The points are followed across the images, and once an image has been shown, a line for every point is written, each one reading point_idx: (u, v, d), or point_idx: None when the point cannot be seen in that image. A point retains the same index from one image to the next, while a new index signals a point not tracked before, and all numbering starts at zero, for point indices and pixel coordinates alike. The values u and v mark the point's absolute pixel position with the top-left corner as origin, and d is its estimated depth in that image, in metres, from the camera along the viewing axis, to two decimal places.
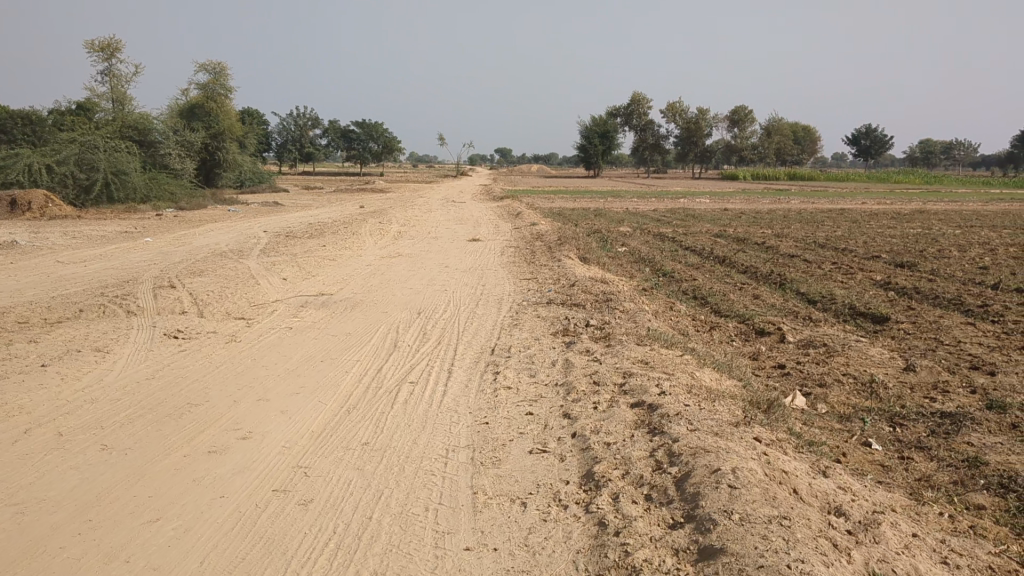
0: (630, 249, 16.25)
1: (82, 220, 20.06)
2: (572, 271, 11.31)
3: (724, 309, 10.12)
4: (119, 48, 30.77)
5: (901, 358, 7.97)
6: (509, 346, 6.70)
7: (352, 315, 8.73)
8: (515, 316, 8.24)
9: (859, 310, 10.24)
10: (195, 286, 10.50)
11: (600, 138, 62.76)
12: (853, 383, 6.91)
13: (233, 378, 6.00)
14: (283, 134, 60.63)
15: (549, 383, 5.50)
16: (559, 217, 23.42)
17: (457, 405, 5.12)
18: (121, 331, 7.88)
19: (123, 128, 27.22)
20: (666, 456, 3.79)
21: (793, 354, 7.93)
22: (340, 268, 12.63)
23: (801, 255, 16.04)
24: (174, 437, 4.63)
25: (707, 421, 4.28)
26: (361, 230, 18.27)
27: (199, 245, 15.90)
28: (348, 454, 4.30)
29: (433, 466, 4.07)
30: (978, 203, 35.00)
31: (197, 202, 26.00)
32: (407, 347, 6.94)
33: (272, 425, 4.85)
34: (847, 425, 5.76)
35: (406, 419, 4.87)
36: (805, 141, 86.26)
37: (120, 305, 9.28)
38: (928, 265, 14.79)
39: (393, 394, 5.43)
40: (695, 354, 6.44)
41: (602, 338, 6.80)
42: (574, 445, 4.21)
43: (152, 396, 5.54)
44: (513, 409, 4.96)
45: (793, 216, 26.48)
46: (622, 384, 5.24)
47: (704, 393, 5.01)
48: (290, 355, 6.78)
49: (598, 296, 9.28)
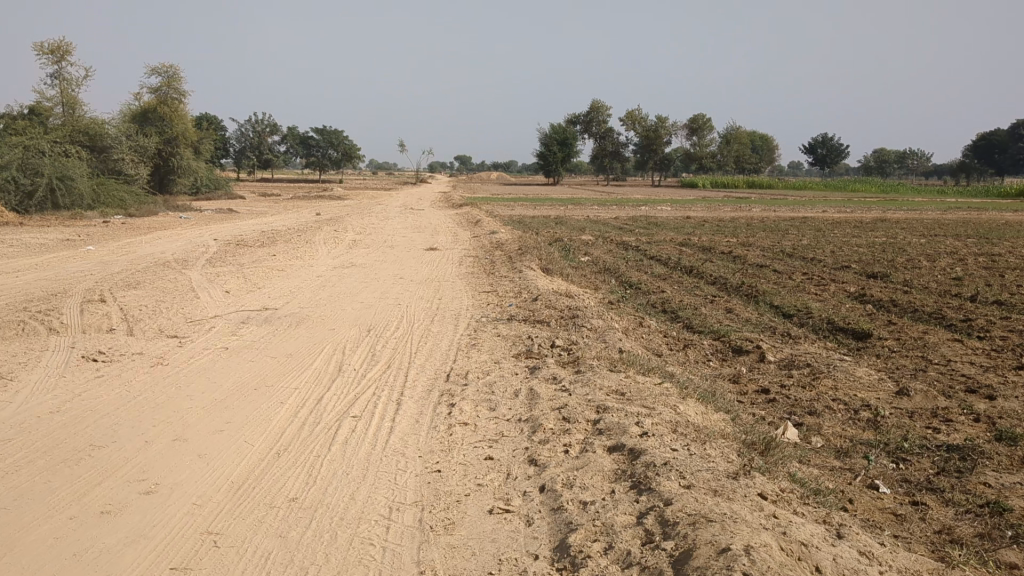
0: (594, 259, 15.62)
1: (24, 226, 19.00)
2: (535, 284, 10.62)
3: (697, 325, 9.47)
4: (69, 50, 29.65)
5: (891, 380, 7.37)
6: (466, 371, 5.97)
7: (296, 334, 7.95)
8: (474, 335, 7.50)
9: (839, 325, 9.65)
10: (128, 300, 9.64)
11: (559, 145, 62.25)
12: (844, 411, 6.27)
13: (148, 412, 5.23)
14: (241, 140, 59.35)
15: (510, 418, 4.78)
16: (519, 225, 22.87)
17: (405, 448, 4.37)
18: (34, 354, 7.03)
19: (72, 132, 26.13)
20: (658, 523, 3.11)
21: (775, 377, 7.28)
22: (289, 280, 11.82)
23: (769, 265, 15.50)
24: (62, 492, 3.87)
25: (702, 472, 3.61)
26: (315, 238, 17.49)
27: (143, 254, 14.97)
28: (271, 515, 3.56)
29: (371, 532, 3.35)
30: (937, 212, 34.83)
31: (147, 208, 24.96)
32: (352, 371, 6.18)
33: (185, 474, 4.10)
34: (848, 463, 5.10)
35: (344, 466, 4.12)
36: (762, 151, 86.92)
37: (42, 321, 8.42)
38: (901, 276, 14.24)
39: (333, 432, 4.68)
40: (675, 381, 5.75)
41: (571, 363, 6.09)
42: (543, 504, 3.51)
43: (50, 434, 4.77)
44: (469, 453, 4.24)
45: (757, 225, 26.18)
46: (596, 421, 4.54)
47: (692, 433, 4.32)
48: (220, 382, 6.00)
49: (563, 313, 8.58)
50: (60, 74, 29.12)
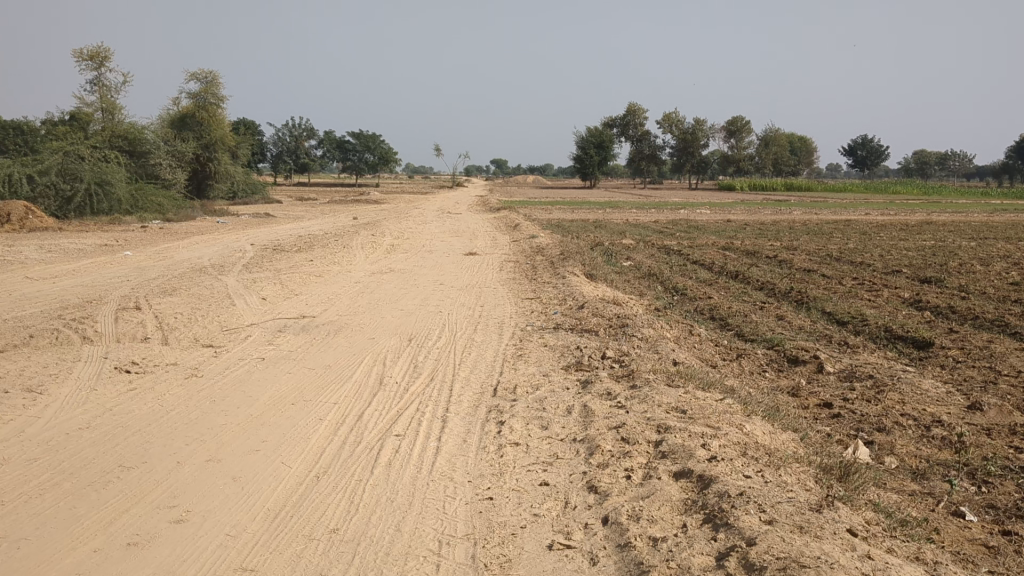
0: (636, 263, 15.28)
1: (64, 232, 18.97)
2: (579, 291, 10.31)
3: (749, 333, 9.09)
4: (108, 56, 29.78)
5: (961, 394, 6.94)
6: (513, 385, 5.66)
7: (334, 343, 7.69)
8: (519, 345, 7.19)
9: (897, 334, 9.23)
10: (163, 307, 9.43)
11: (596, 147, 61.84)
12: (915, 428, 5.87)
13: (183, 428, 4.98)
14: (278, 144, 59.51)
15: (564, 438, 4.47)
16: (557, 229, 22.61)
17: (452, 471, 4.07)
18: (65, 364, 6.82)
19: (112, 138, 26.23)
20: (742, 568, 2.80)
21: (837, 390, 6.89)
22: (327, 286, 11.60)
23: (818, 270, 15.04)
24: (86, 521, 3.63)
25: (784, 505, 3.28)
26: (352, 243, 17.28)
27: (180, 259, 14.82)
28: (310, 550, 3.27)
29: (419, 572, 3.05)
30: (983, 213, 34.11)
31: (185, 213, 24.91)
32: (394, 384, 5.90)
33: (219, 500, 3.84)
34: (928, 487, 4.71)
35: (389, 493, 3.84)
36: (800, 153, 86.31)
37: (76, 330, 8.23)
38: (955, 282, 13.71)
39: (375, 453, 4.39)
40: (737, 396, 5.40)
41: (625, 377, 5.76)
42: (608, 539, 3.20)
43: (78, 454, 4.53)
44: (522, 478, 3.93)
45: (799, 228, 25.61)
46: (657, 442, 4.22)
47: (764, 457, 3.98)
48: (256, 396, 5.74)
49: (611, 321, 8.24)
50: (99, 81, 29.24)
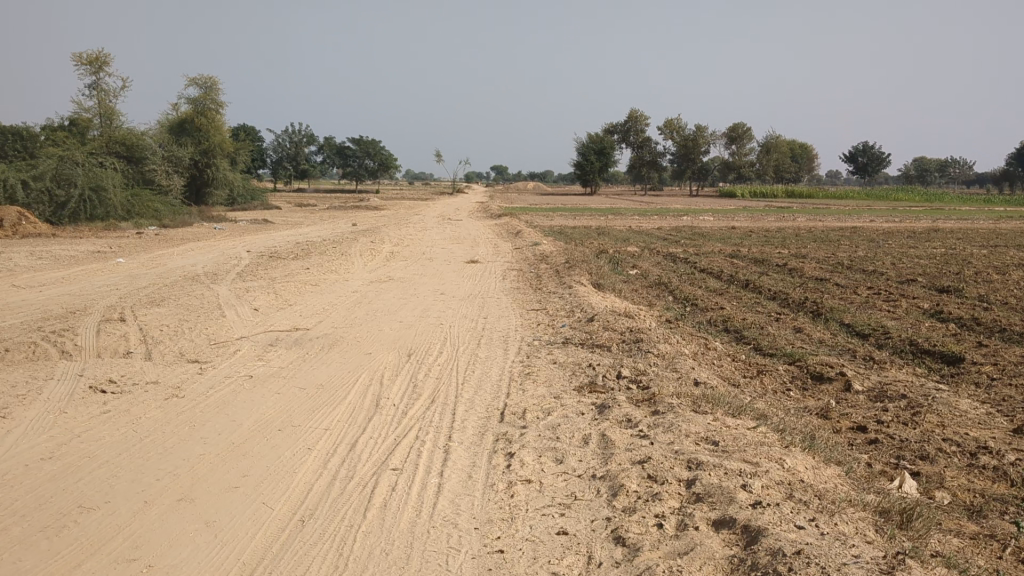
0: (644, 272, 14.81)
1: (56, 238, 18.48)
2: (587, 301, 9.83)
3: (767, 347, 8.59)
4: (107, 60, 29.32)
5: (1002, 416, 6.41)
6: (523, 409, 5.15)
7: (328, 359, 7.20)
8: (527, 362, 6.67)
9: (924, 348, 8.71)
10: (151, 319, 8.93)
11: (597, 155, 61.29)
12: (961, 456, 5.34)
13: (154, 460, 4.46)
14: (278, 151, 58.97)
15: (584, 475, 3.96)
16: (561, 237, 22.08)
17: (456, 515, 3.57)
18: (36, 384, 6.30)
19: (108, 142, 25.74)
20: None
21: (870, 411, 6.38)
22: (322, 296, 11.12)
23: (831, 279, 14.52)
24: None
25: (851, 567, 2.79)
26: (350, 250, 16.81)
27: (174, 267, 14.34)
28: None
29: None
30: (989, 220, 33.69)
31: (182, 220, 24.43)
32: (390, 408, 5.39)
33: (188, 552, 3.31)
34: (987, 526, 4.20)
35: (384, 543, 3.33)
36: (801, 162, 86.04)
37: (55, 343, 7.74)
38: (975, 292, 13.16)
39: (369, 491, 3.89)
40: (770, 423, 4.88)
41: (646, 401, 5.25)
42: None
43: (34, 491, 4.01)
44: (537, 525, 3.42)
45: (806, 235, 25.11)
46: (690, 481, 3.72)
47: (815, 502, 3.48)
48: (239, 420, 5.23)
49: (623, 335, 7.74)
50: (96, 86, 28.77)
